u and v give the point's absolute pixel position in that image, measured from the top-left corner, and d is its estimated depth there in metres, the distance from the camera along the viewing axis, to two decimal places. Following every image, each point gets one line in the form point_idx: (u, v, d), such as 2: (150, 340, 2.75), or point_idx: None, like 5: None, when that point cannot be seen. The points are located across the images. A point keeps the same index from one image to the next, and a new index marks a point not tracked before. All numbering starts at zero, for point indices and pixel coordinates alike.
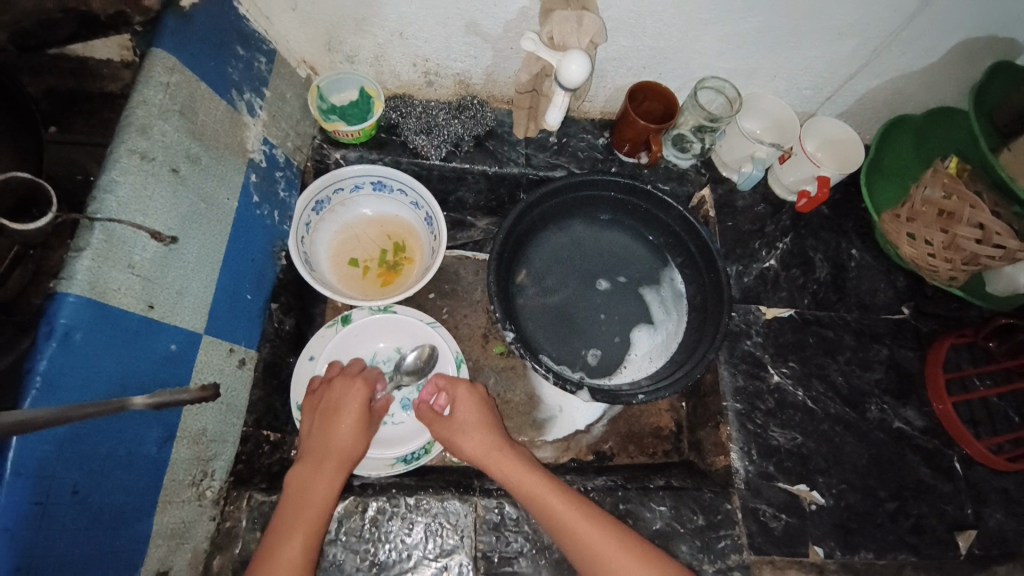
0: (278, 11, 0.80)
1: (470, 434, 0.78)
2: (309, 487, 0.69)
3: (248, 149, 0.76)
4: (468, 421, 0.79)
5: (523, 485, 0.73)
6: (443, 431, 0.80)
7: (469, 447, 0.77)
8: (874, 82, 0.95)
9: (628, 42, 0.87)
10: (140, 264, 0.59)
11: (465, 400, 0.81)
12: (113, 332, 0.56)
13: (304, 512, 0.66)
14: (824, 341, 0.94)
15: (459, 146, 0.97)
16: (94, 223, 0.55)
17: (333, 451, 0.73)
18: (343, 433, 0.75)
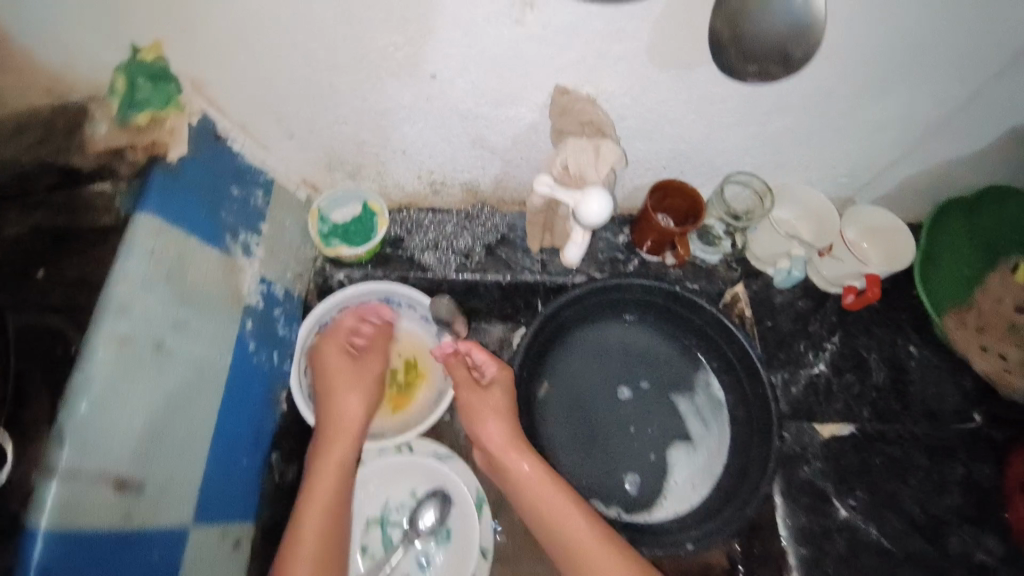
0: (272, 139, 0.76)
1: (487, 416, 0.82)
2: (315, 490, 0.73)
3: (243, 294, 0.72)
4: (491, 402, 0.83)
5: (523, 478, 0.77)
6: (463, 390, 0.85)
7: (487, 428, 0.81)
8: (919, 168, 0.87)
9: (646, 146, 0.80)
10: (120, 468, 0.53)
11: (497, 383, 0.85)
12: (91, 557, 0.50)
13: (314, 515, 0.71)
14: (891, 461, 0.83)
15: (469, 258, 0.90)
16: (64, 434, 0.48)
17: (340, 447, 0.76)
18: (350, 435, 0.77)
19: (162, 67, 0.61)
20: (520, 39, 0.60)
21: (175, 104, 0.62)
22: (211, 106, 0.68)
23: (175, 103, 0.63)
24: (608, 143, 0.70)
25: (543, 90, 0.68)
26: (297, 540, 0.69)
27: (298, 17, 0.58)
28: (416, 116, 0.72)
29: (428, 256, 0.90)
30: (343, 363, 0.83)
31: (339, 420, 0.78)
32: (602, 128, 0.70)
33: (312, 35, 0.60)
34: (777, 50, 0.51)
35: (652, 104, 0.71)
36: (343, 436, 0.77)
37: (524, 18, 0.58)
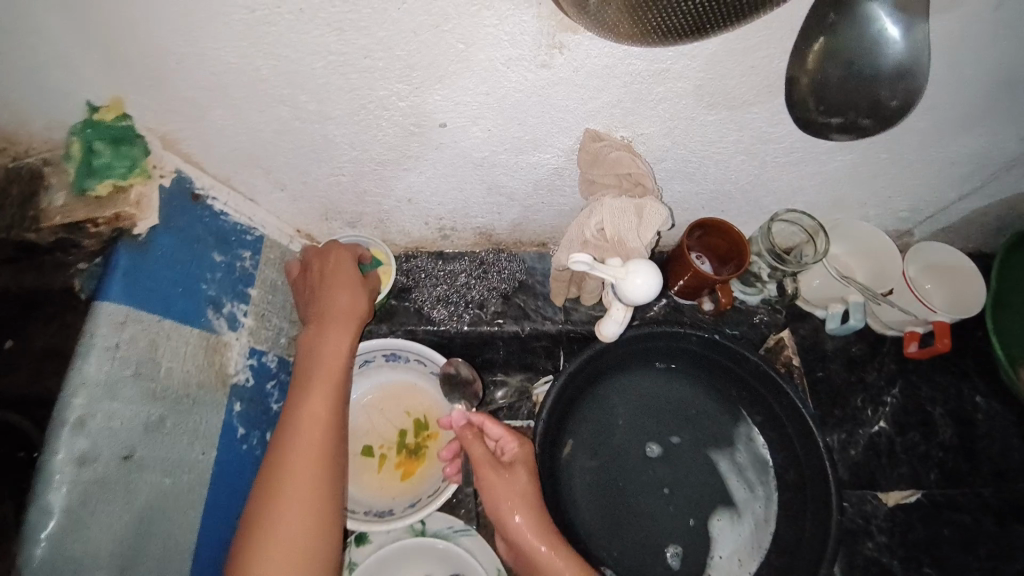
0: (261, 191, 0.67)
1: (508, 495, 0.67)
2: (298, 437, 0.58)
3: (229, 374, 0.62)
4: (515, 480, 0.69)
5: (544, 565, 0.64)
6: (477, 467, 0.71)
7: (503, 508, 0.66)
8: (987, 202, 0.78)
9: (684, 187, 0.70)
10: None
11: (519, 461, 0.71)
12: None
13: (299, 454, 0.57)
14: (962, 531, 0.74)
15: (484, 309, 0.82)
16: None
17: (331, 354, 0.65)
18: (337, 352, 0.65)
19: (123, 127, 0.54)
20: (547, 83, 0.51)
21: (141, 168, 0.54)
22: (188, 162, 0.60)
23: (141, 169, 0.54)
24: (653, 203, 0.58)
25: (571, 135, 0.58)
26: (277, 495, 0.55)
27: (285, 67, 0.49)
28: (423, 164, 0.63)
29: (439, 308, 0.81)
30: (341, 271, 0.69)
31: (321, 363, 0.64)
32: (644, 181, 0.59)
33: (301, 85, 0.51)
34: (868, 102, 0.42)
35: (696, 145, 0.62)
36: (324, 380, 0.63)
37: (553, 61, 0.49)
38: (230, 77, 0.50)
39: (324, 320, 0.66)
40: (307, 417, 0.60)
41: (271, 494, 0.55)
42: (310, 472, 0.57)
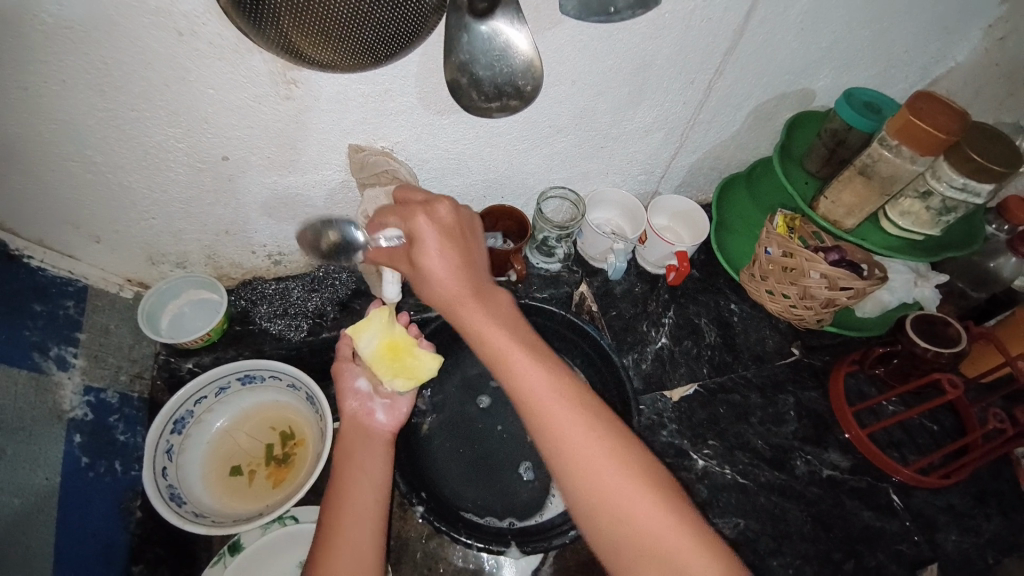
0: (79, 247, 0.75)
1: (444, 280, 0.61)
2: (349, 497, 0.67)
3: (65, 409, 0.69)
4: (441, 265, 0.61)
5: (569, 436, 0.57)
6: (404, 265, 0.64)
7: (514, 357, 0.60)
8: (695, 157, 1.02)
9: (458, 181, 0.89)
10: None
11: (442, 227, 0.62)
12: None
13: (345, 519, 0.65)
14: (734, 408, 0.93)
15: (324, 317, 0.93)
16: None
17: (359, 443, 0.73)
18: (357, 434, 0.74)
19: None
20: (298, 110, 0.66)
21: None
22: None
23: None
24: (399, 187, 0.78)
25: (339, 151, 0.74)
26: (331, 555, 0.62)
27: (63, 129, 0.60)
28: (225, 196, 0.75)
29: (278, 323, 0.91)
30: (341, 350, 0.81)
31: (348, 459, 0.71)
32: (397, 173, 0.78)
33: (87, 143, 0.62)
34: (510, 88, 0.61)
35: (447, 145, 0.80)
36: (347, 475, 0.69)
37: (292, 94, 0.63)
38: (23, 144, 0.60)
39: (345, 427, 0.75)
40: (347, 480, 0.69)
41: (322, 555, 0.63)
42: (359, 530, 0.65)
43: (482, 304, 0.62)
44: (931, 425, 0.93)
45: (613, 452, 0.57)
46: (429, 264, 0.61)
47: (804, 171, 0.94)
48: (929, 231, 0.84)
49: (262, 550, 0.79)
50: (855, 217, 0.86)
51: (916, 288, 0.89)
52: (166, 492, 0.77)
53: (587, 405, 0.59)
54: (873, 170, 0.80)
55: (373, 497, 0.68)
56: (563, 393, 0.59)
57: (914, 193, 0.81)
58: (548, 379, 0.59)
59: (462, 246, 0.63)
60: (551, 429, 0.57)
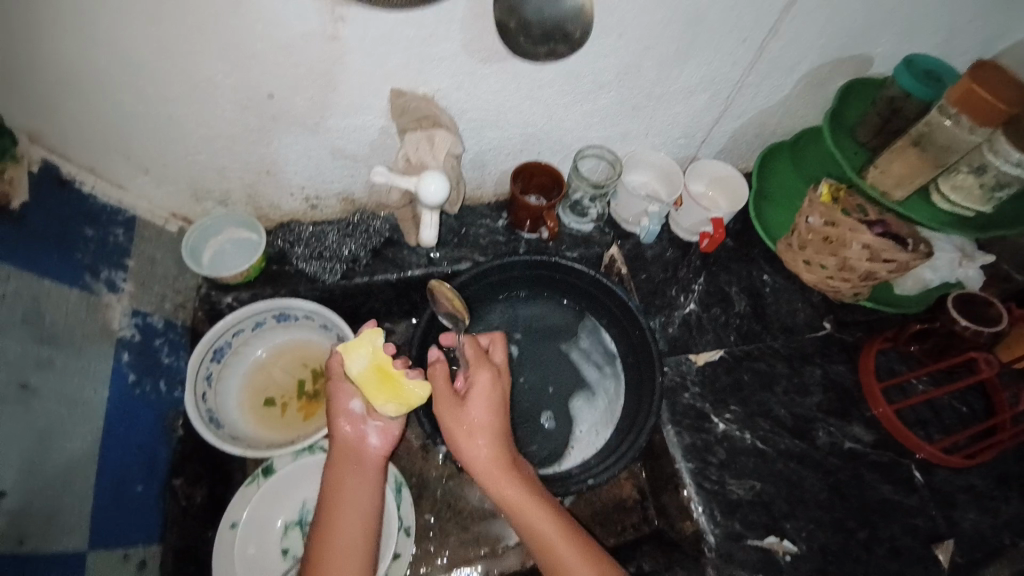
0: (127, 176, 0.77)
1: (479, 441, 0.71)
2: (337, 538, 0.68)
3: (114, 329, 0.73)
4: (486, 460, 0.70)
5: (556, 554, 0.67)
6: (449, 426, 0.72)
7: (511, 495, 0.69)
8: (739, 122, 0.98)
9: (496, 134, 0.88)
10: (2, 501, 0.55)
11: (483, 390, 0.73)
12: None
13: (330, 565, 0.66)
14: (759, 376, 0.93)
15: (357, 262, 0.94)
16: None
17: (346, 473, 0.73)
18: (348, 465, 0.74)
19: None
20: (342, 51, 0.66)
21: (11, 155, 0.63)
22: (54, 152, 0.69)
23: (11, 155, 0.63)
24: (440, 132, 0.77)
25: (380, 96, 0.73)
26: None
27: (115, 55, 0.61)
28: (267, 135, 0.76)
29: (313, 265, 0.93)
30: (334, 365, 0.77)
31: (337, 493, 0.72)
32: (438, 120, 0.77)
33: (139, 71, 0.64)
34: (559, 33, 0.64)
35: (488, 95, 0.79)
36: (336, 513, 0.70)
37: (338, 32, 0.63)
38: (78, 71, 0.62)
39: (334, 455, 0.74)
40: (336, 518, 0.70)
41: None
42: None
43: (511, 474, 0.70)
44: (960, 407, 0.92)
45: (585, 555, 0.67)
46: (477, 446, 0.71)
47: (853, 138, 0.90)
48: (979, 208, 0.81)
49: (293, 472, 0.84)
50: (904, 188, 0.82)
51: (960, 269, 0.87)
52: (205, 413, 0.82)
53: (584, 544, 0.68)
54: (929, 139, 0.77)
55: (360, 535, 0.70)
56: (542, 506, 0.69)
57: (968, 166, 0.78)
58: (550, 518, 0.68)
59: (498, 423, 0.72)
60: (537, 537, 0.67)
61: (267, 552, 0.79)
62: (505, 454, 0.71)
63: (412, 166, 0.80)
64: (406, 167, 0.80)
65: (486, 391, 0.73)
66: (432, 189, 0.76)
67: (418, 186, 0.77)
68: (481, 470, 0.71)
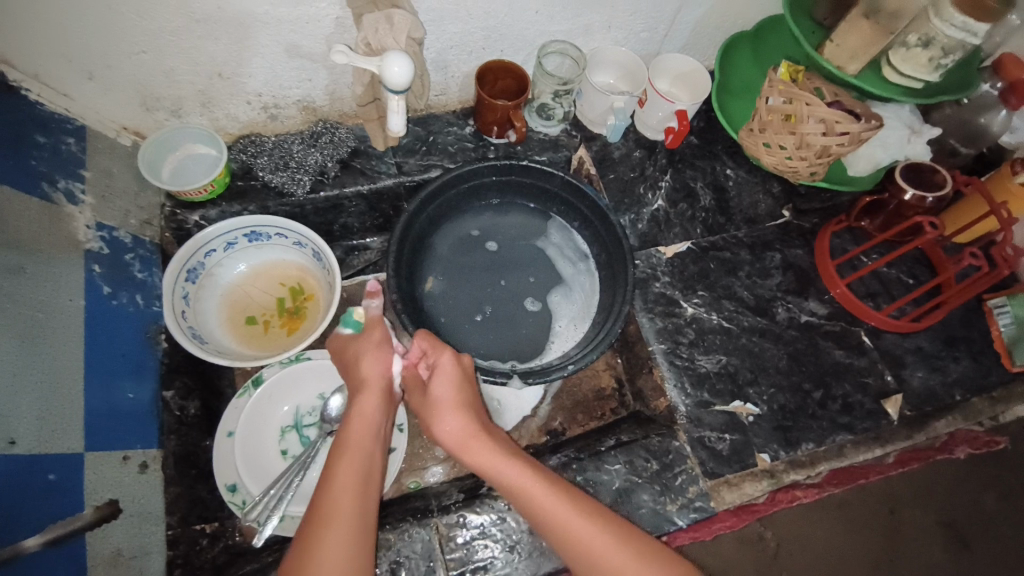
0: (73, 84, 0.74)
1: (448, 416, 0.70)
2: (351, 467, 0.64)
3: (81, 241, 0.72)
4: (453, 429, 0.69)
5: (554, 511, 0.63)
6: (421, 411, 0.72)
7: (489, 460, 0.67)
8: (701, 12, 0.98)
9: (457, 27, 0.86)
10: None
11: (446, 373, 0.72)
12: None
13: (341, 496, 0.61)
14: (724, 263, 0.97)
15: (325, 174, 0.92)
16: None
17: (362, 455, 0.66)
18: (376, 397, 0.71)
19: None
20: None
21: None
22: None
23: None
24: (400, 11, 0.75)
25: None
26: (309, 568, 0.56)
27: None
28: (219, 29, 0.73)
29: (279, 177, 0.90)
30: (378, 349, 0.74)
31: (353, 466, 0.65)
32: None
33: None
34: None
35: None
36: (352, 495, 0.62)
37: None
38: None
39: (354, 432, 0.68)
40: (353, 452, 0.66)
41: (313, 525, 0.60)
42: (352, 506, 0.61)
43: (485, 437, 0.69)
44: (907, 279, 1.00)
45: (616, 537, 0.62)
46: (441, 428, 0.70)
47: (810, 20, 0.91)
48: (926, 78, 0.87)
49: (282, 381, 0.86)
50: (858, 60, 0.86)
51: (909, 145, 0.92)
52: (187, 330, 0.81)
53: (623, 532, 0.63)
54: (879, 6, 0.82)
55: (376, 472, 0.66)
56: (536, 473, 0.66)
57: (916, 36, 0.84)
58: (538, 480, 0.65)
59: (463, 398, 0.71)
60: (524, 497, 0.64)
61: (267, 456, 0.82)
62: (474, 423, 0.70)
63: (373, 51, 0.77)
64: (367, 52, 0.78)
65: (457, 372, 0.72)
66: (396, 70, 0.75)
67: (382, 67, 0.76)
68: (453, 439, 0.69)
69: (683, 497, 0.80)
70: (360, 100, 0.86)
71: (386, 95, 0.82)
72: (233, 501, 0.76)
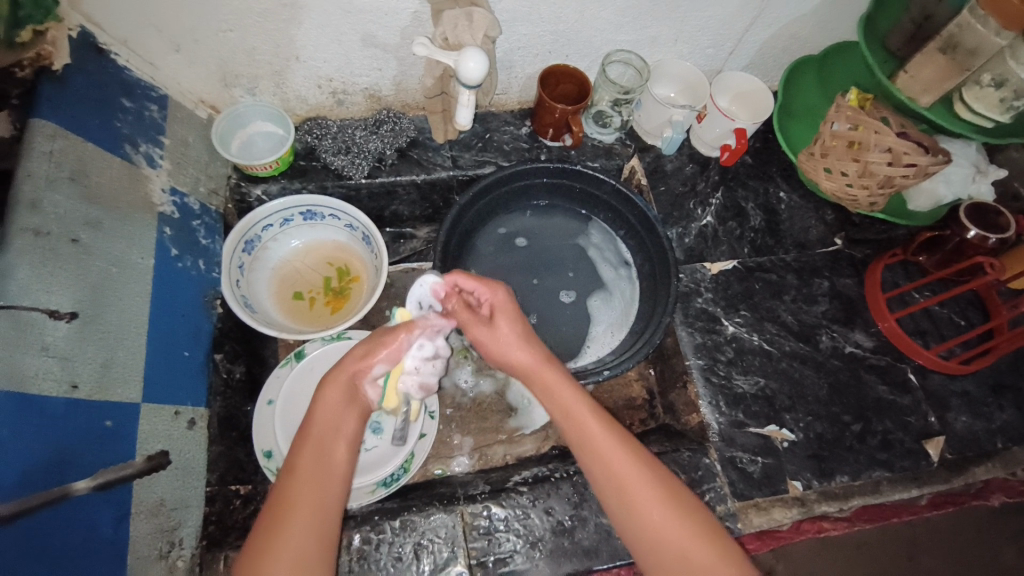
0: (162, 54, 0.78)
1: (516, 350, 0.71)
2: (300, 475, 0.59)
3: (156, 203, 0.76)
4: (522, 361, 0.70)
5: (621, 470, 0.62)
6: (486, 346, 0.72)
7: (572, 408, 0.66)
8: (769, 32, 0.97)
9: (526, 30, 0.87)
10: (55, 345, 0.59)
11: (505, 309, 0.72)
12: (38, 420, 0.56)
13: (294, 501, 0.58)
14: (770, 285, 0.96)
15: (383, 161, 0.95)
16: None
17: (316, 461, 0.61)
18: (338, 411, 0.64)
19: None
20: None
21: (55, 16, 0.67)
22: (91, 22, 0.71)
23: (54, 15, 0.68)
24: (479, 9, 0.77)
25: None
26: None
27: None
28: (301, 14, 0.76)
29: (339, 160, 0.93)
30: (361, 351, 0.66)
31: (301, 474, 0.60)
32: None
33: None
34: None
35: None
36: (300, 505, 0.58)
37: None
38: None
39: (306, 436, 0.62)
40: (307, 464, 0.60)
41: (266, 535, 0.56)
42: (307, 512, 0.57)
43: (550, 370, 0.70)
44: (959, 320, 0.97)
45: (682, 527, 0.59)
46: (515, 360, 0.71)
47: (885, 49, 0.89)
48: (996, 119, 0.84)
49: (324, 356, 0.89)
50: (931, 93, 0.85)
51: (972, 184, 0.89)
52: (240, 299, 0.84)
53: (695, 522, 0.59)
54: (957, 41, 0.79)
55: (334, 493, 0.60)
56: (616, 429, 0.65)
57: (990, 76, 0.82)
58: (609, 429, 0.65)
59: (524, 332, 0.72)
60: (591, 450, 0.64)
61: None
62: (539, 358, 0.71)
63: (449, 46, 0.79)
64: (443, 46, 0.80)
65: (512, 308, 0.72)
66: (472, 66, 0.77)
67: (459, 62, 0.78)
68: (522, 372, 0.71)
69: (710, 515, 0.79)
70: (427, 91, 0.89)
71: (459, 88, 0.84)
72: (269, 467, 0.78)
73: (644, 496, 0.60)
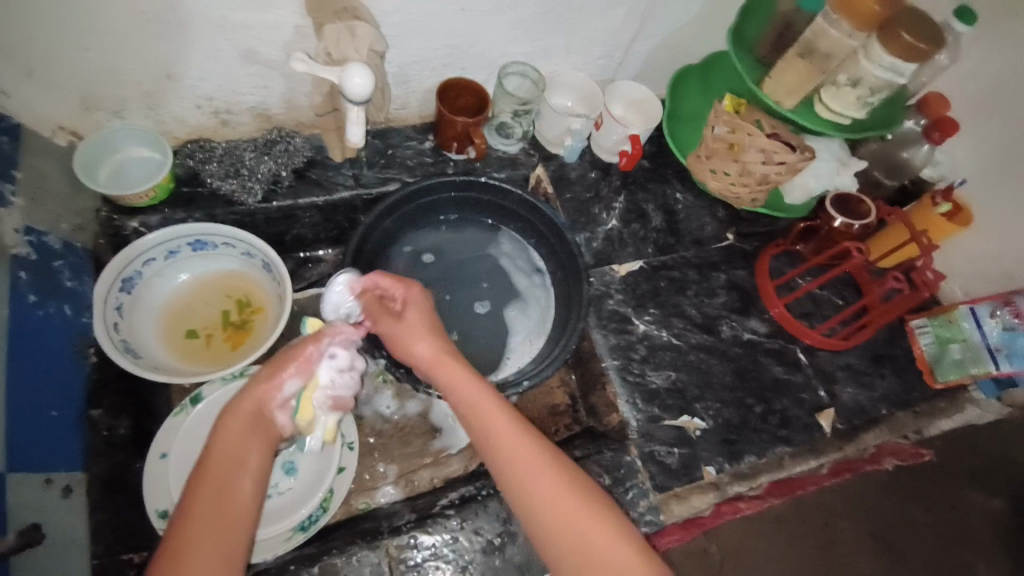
0: (4, 78, 0.70)
1: (421, 339, 0.74)
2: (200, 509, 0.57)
3: (8, 246, 0.69)
4: (425, 353, 0.73)
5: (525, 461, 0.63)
6: (392, 337, 0.75)
7: (473, 397, 0.68)
8: (653, 43, 1.03)
9: (420, 44, 0.87)
10: None
11: (415, 304, 0.76)
12: None
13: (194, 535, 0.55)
14: (674, 282, 1.01)
15: (278, 184, 0.90)
16: None
17: (216, 491, 0.58)
18: (239, 442, 0.62)
19: None
20: None
21: None
22: None
23: None
24: (362, 24, 0.75)
25: None
26: None
27: None
28: (167, 30, 0.71)
29: (227, 185, 0.87)
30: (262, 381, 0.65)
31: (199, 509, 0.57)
32: (358, 12, 0.75)
33: None
34: None
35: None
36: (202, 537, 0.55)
37: None
38: None
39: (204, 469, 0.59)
40: (207, 495, 0.58)
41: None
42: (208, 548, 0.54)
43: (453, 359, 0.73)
44: (838, 300, 1.07)
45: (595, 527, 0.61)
46: (417, 352, 0.74)
47: (753, 56, 0.97)
48: (853, 114, 0.94)
49: (224, 399, 0.82)
50: (794, 97, 0.93)
51: (839, 176, 0.99)
52: (119, 345, 0.76)
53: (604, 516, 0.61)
54: (813, 47, 0.89)
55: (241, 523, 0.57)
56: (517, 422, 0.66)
57: (845, 76, 0.91)
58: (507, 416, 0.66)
59: (431, 323, 0.76)
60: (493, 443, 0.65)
61: None
62: (443, 346, 0.74)
63: (335, 61, 0.76)
64: (328, 62, 0.77)
65: (424, 302, 0.77)
66: (357, 82, 0.74)
67: (343, 79, 0.75)
68: (425, 365, 0.73)
69: (633, 511, 0.82)
70: (319, 109, 0.85)
71: (345, 105, 0.80)
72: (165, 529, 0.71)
73: (546, 486, 0.62)
